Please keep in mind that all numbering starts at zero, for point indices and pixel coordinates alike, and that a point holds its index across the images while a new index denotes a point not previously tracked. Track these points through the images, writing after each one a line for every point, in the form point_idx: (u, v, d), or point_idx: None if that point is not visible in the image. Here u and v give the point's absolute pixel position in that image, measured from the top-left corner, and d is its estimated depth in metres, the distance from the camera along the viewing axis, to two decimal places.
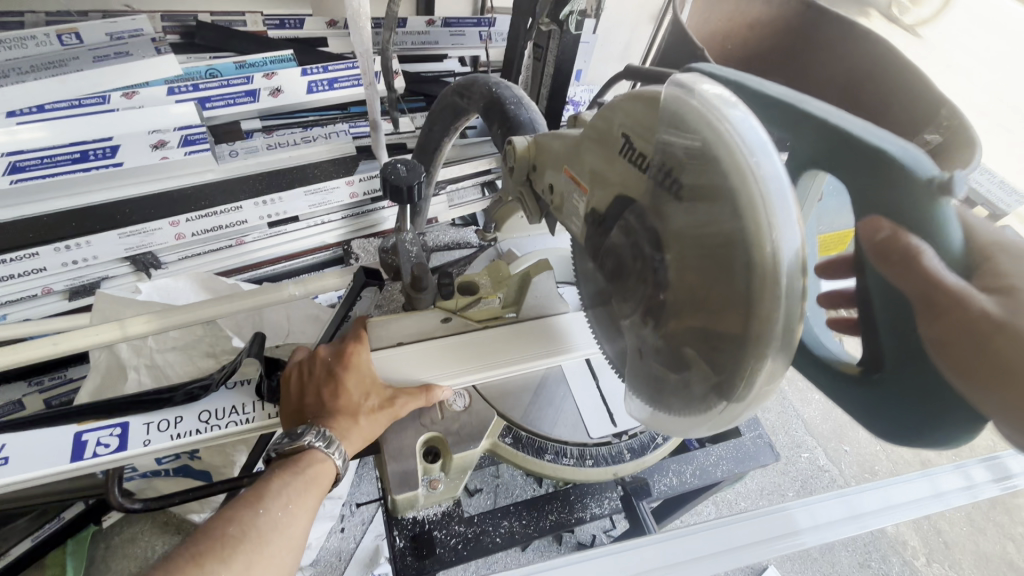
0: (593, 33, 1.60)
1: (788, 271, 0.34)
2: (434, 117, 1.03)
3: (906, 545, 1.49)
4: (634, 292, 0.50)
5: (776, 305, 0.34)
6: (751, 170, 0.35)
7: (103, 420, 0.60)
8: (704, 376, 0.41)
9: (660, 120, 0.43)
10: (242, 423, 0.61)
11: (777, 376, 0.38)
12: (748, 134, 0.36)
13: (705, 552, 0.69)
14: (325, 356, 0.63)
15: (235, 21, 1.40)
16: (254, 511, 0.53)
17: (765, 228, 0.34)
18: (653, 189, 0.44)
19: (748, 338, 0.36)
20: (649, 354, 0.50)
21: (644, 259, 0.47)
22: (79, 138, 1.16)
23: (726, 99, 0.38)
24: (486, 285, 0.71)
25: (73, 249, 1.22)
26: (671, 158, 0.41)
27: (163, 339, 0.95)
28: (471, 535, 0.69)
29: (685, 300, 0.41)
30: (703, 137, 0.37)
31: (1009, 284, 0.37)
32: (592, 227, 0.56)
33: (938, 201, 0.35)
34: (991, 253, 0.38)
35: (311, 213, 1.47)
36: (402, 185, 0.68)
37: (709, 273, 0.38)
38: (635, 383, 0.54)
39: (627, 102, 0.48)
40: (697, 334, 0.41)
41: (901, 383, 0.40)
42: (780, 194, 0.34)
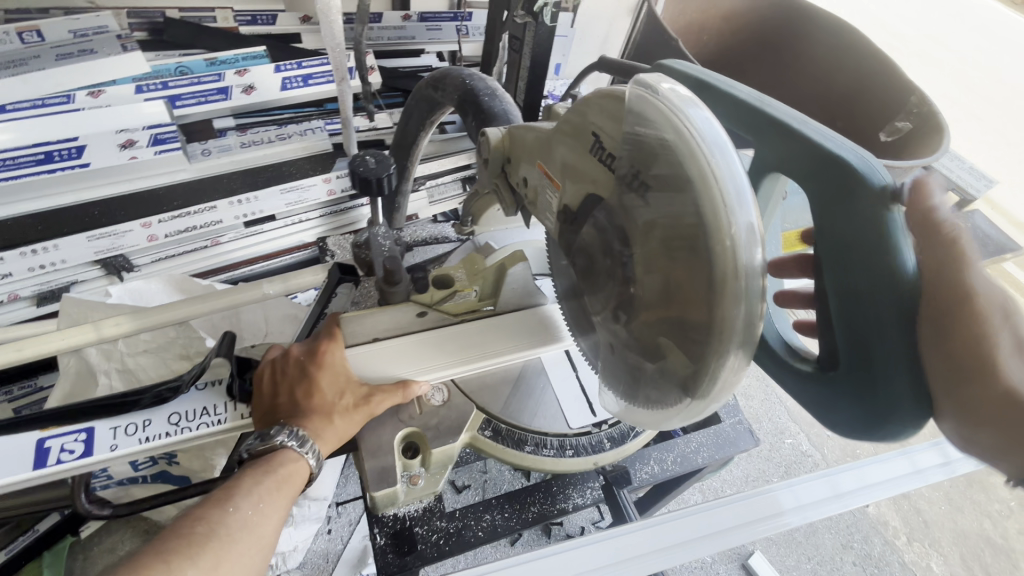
0: (570, 27, 1.61)
1: (748, 267, 0.35)
2: (409, 110, 1.01)
3: (887, 526, 1.54)
4: (603, 289, 0.50)
5: (737, 301, 0.35)
6: (711, 170, 0.36)
7: (66, 425, 0.58)
8: (676, 369, 0.42)
9: (625, 118, 0.43)
10: (213, 424, 0.59)
11: (742, 369, 0.39)
12: (707, 134, 0.37)
13: (690, 538, 0.69)
14: (298, 355, 0.62)
15: (206, 17, 1.38)
16: (223, 510, 0.52)
17: (727, 225, 0.35)
18: (620, 186, 0.44)
19: (714, 333, 0.36)
20: (620, 349, 0.50)
21: (613, 255, 0.47)
22: (43, 139, 1.11)
23: (689, 100, 0.39)
24: (461, 278, 0.71)
25: (40, 253, 1.18)
26: (636, 159, 0.42)
27: (134, 342, 0.93)
28: (452, 530, 0.68)
29: (654, 296, 0.42)
30: (668, 139, 0.38)
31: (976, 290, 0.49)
32: (563, 224, 0.56)
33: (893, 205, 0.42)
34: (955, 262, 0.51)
35: (287, 212, 1.45)
36: (371, 178, 0.67)
37: (676, 270, 0.38)
38: (611, 378, 0.54)
39: (593, 100, 0.48)
40: (669, 331, 0.41)
41: (854, 375, 0.45)
42: (739, 193, 0.35)
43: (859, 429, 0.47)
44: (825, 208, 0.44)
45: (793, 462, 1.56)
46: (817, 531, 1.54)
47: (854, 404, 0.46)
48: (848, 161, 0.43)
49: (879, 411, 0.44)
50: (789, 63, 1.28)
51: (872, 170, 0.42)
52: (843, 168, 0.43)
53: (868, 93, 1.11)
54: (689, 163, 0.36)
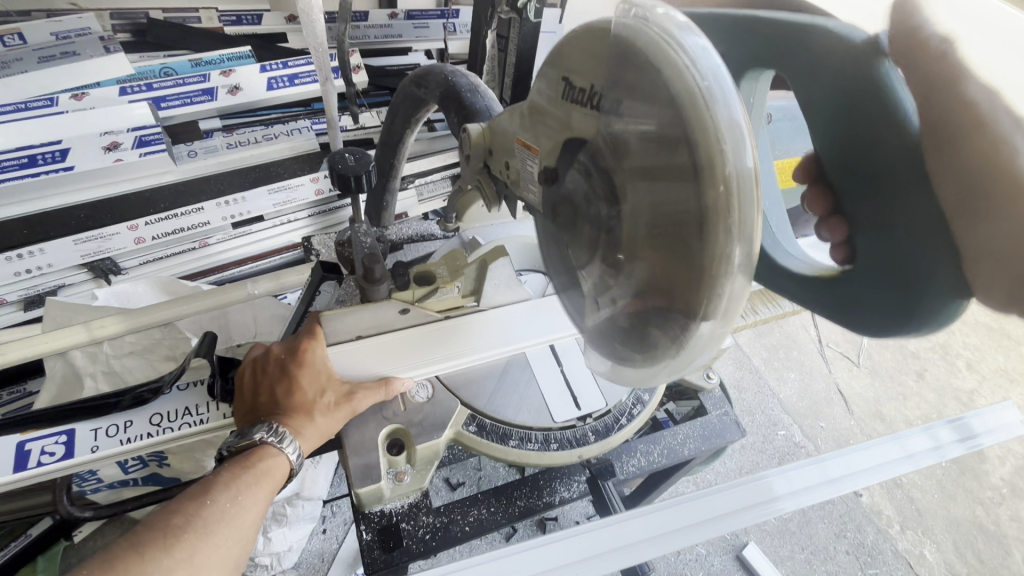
0: (557, 24, 1.62)
1: (742, 200, 0.32)
2: (394, 108, 1.00)
3: (881, 514, 1.55)
4: (589, 239, 0.49)
5: (727, 233, 0.32)
6: (700, 93, 0.32)
7: (47, 428, 0.58)
8: (669, 318, 0.39)
9: (609, 51, 0.39)
10: (195, 425, 0.59)
11: (734, 314, 0.37)
12: (700, 61, 0.33)
13: (680, 525, 0.70)
14: (279, 354, 0.62)
15: (190, 17, 1.38)
16: (200, 503, 0.52)
17: (718, 156, 0.31)
18: (607, 128, 0.42)
19: (700, 270, 0.34)
20: (609, 299, 0.48)
21: (603, 207, 0.45)
22: (25, 142, 1.10)
23: (678, 22, 0.35)
24: (443, 275, 0.70)
25: (26, 257, 1.19)
26: (622, 96, 0.39)
27: (119, 344, 0.93)
28: (439, 526, 0.69)
29: (640, 249, 0.40)
30: (653, 62, 0.34)
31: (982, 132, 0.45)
32: (548, 188, 0.55)
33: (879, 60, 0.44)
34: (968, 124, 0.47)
35: (277, 212, 1.45)
36: (349, 176, 0.67)
37: (668, 205, 0.36)
38: (597, 338, 0.52)
39: (576, 36, 0.44)
40: (662, 272, 0.38)
41: (878, 253, 0.46)
42: (731, 118, 0.31)
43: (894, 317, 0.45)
44: (825, 81, 0.46)
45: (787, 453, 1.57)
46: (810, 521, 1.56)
47: (883, 283, 0.46)
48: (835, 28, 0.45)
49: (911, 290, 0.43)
50: None
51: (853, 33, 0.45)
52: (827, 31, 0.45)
53: None
54: (678, 90, 0.33)
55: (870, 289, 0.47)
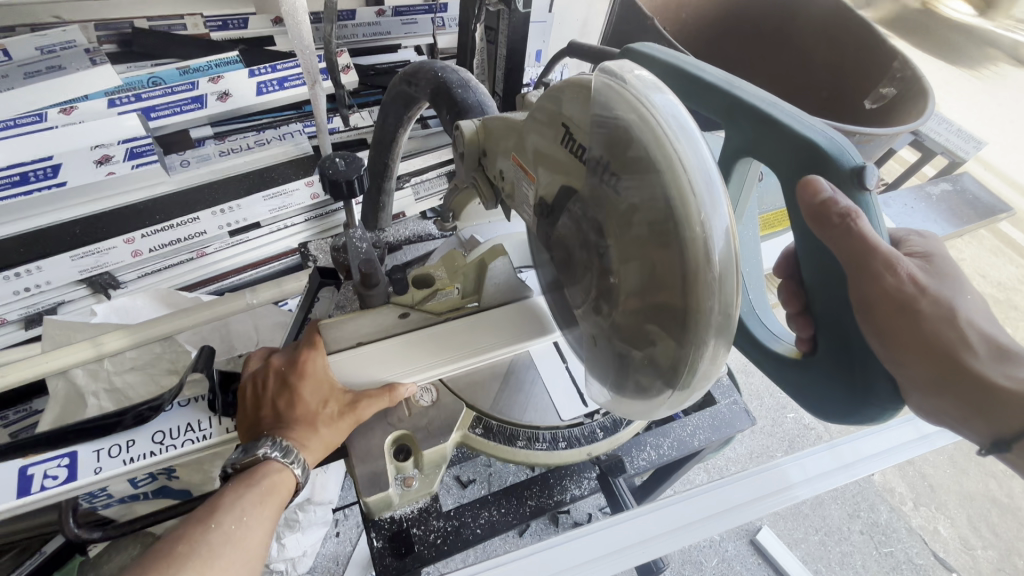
0: (547, 12, 1.56)
1: (720, 259, 0.35)
2: (385, 108, 0.99)
3: (894, 492, 1.59)
4: (581, 276, 0.49)
5: (709, 289, 0.35)
6: (678, 158, 0.35)
7: (48, 451, 0.57)
8: (663, 357, 0.40)
9: (591, 106, 0.41)
10: (198, 441, 0.58)
11: (721, 357, 0.39)
12: (672, 121, 0.36)
13: (695, 518, 0.69)
14: (279, 365, 0.61)
15: (175, 25, 1.36)
16: (205, 527, 0.53)
17: (696, 219, 0.34)
18: (590, 176, 0.43)
19: (690, 320, 0.36)
20: (605, 341, 0.48)
21: (590, 246, 0.46)
22: (16, 160, 1.11)
23: (653, 85, 0.39)
24: (442, 276, 0.69)
25: (24, 275, 1.17)
26: (602, 156, 0.40)
27: (120, 360, 0.91)
28: (450, 529, 0.68)
29: (633, 280, 0.40)
30: (633, 126, 0.37)
31: (925, 254, 0.55)
32: (540, 212, 0.54)
33: (856, 191, 0.44)
34: (931, 257, 0.55)
35: (272, 218, 1.44)
36: (340, 180, 0.65)
37: (652, 262, 0.38)
38: (597, 369, 0.52)
39: (564, 91, 0.46)
40: (655, 323, 0.40)
41: (835, 357, 0.50)
42: (708, 183, 0.35)
43: (844, 407, 0.50)
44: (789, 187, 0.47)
45: (797, 436, 1.57)
46: (824, 503, 1.57)
47: (833, 384, 0.50)
48: (818, 143, 0.43)
49: (859, 392, 0.48)
50: (766, 30, 1.35)
51: (844, 153, 0.43)
52: (811, 152, 0.44)
53: (847, 55, 1.19)
54: (655, 151, 0.35)
55: (822, 384, 0.51)
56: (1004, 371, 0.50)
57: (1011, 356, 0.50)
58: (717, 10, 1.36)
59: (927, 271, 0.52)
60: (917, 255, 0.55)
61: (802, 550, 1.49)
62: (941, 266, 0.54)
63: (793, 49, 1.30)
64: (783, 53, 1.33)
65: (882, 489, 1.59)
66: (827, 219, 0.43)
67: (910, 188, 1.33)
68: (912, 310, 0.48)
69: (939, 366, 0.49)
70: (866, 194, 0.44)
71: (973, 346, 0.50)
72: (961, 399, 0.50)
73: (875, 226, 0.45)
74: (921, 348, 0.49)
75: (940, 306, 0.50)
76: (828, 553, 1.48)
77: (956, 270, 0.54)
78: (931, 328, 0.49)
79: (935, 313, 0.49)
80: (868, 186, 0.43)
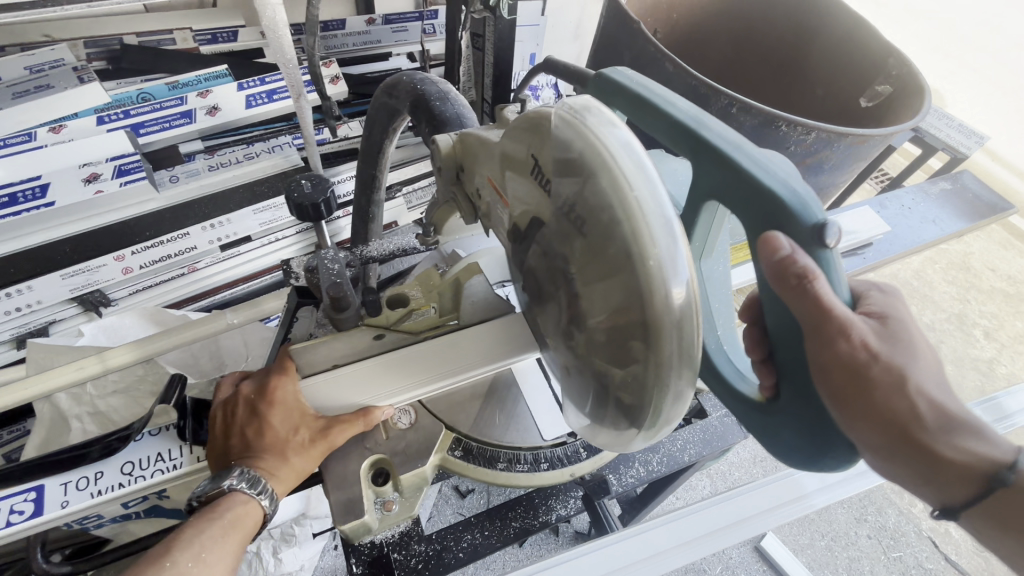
0: (539, 16, 1.50)
1: (680, 306, 0.35)
2: (371, 121, 0.98)
3: (903, 494, 1.56)
4: (550, 306, 0.49)
5: (670, 334, 0.35)
6: (636, 203, 0.35)
7: (14, 486, 0.57)
8: (634, 391, 0.40)
9: (553, 142, 0.41)
10: (168, 471, 0.58)
11: (686, 396, 0.39)
12: (630, 163, 0.36)
13: (708, 531, 0.77)
14: (248, 394, 0.60)
15: (164, 39, 1.36)
16: (160, 566, 0.51)
17: (653, 265, 0.34)
18: (555, 211, 0.42)
19: (652, 359, 0.36)
20: (577, 370, 0.47)
21: (557, 279, 0.45)
22: (5, 181, 1.11)
23: (612, 124, 0.38)
24: (418, 296, 0.68)
25: (15, 295, 1.17)
26: (565, 193, 0.40)
27: (102, 383, 0.92)
28: (432, 553, 0.66)
29: (600, 314, 0.40)
30: (591, 169, 0.37)
31: (881, 313, 0.44)
32: (513, 238, 0.53)
33: (817, 248, 0.38)
34: (886, 317, 0.44)
35: (263, 231, 1.44)
36: (307, 204, 0.64)
37: (616, 304, 0.38)
38: (570, 399, 0.51)
39: (530, 122, 0.45)
40: (622, 362, 0.40)
41: (799, 411, 0.43)
42: (667, 229, 0.34)
43: (804, 459, 0.44)
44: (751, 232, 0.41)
45: None
46: (830, 507, 1.54)
47: (793, 438, 0.44)
48: (781, 198, 0.38)
49: (821, 451, 0.42)
50: (755, 30, 1.32)
51: (806, 209, 0.38)
52: (775, 205, 0.38)
53: (838, 58, 1.18)
54: (614, 197, 0.35)
55: (785, 436, 0.45)
56: (954, 443, 0.43)
57: (963, 427, 0.44)
58: (707, 10, 1.33)
59: (883, 335, 0.43)
60: (872, 316, 0.44)
61: (808, 557, 1.46)
62: (896, 331, 0.44)
63: (784, 50, 1.28)
64: (774, 55, 1.31)
65: (890, 491, 1.56)
66: (785, 278, 0.38)
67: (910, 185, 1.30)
68: (868, 381, 0.41)
69: (897, 444, 0.42)
70: (825, 250, 0.38)
71: (927, 418, 0.43)
72: (909, 471, 0.44)
73: (833, 286, 0.40)
74: (882, 422, 0.41)
75: (895, 375, 0.42)
76: (834, 559, 1.45)
77: (910, 331, 0.44)
78: (888, 402, 0.41)
79: (891, 385, 0.42)
80: (829, 243, 0.37)
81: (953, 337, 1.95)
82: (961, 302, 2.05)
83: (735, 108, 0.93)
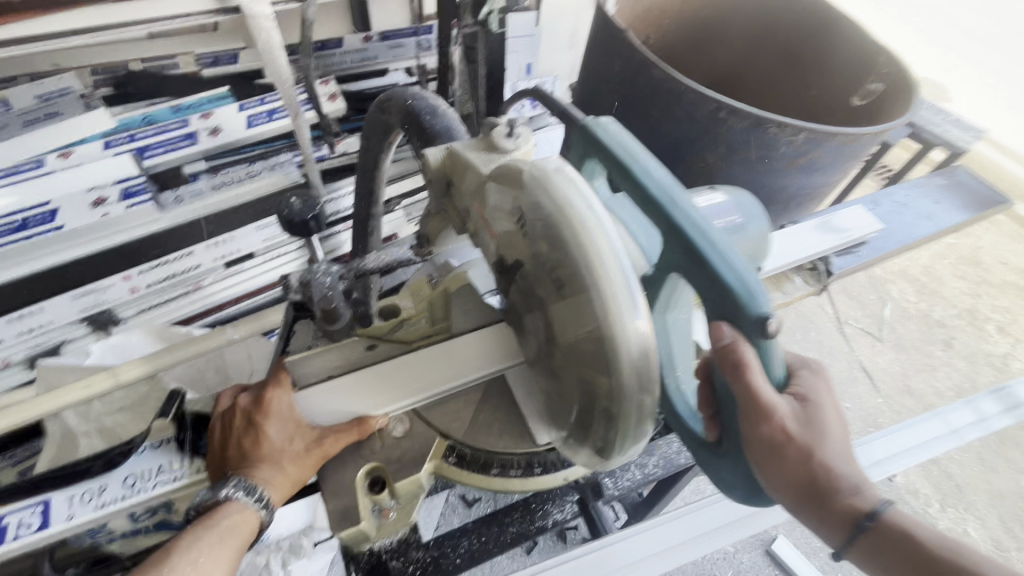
0: (534, 26, 1.49)
1: (635, 345, 0.42)
2: (366, 136, 1.00)
3: (917, 494, 1.52)
4: (534, 335, 0.57)
5: (627, 366, 0.42)
6: (596, 261, 0.42)
7: (23, 500, 0.59)
8: (600, 410, 0.47)
9: (527, 198, 0.48)
10: (170, 482, 0.60)
11: (649, 416, 0.46)
12: (595, 224, 0.43)
13: (714, 527, 0.77)
14: (245, 405, 0.61)
15: (168, 65, 1.34)
16: (159, 568, 0.55)
17: (612, 312, 0.41)
18: (533, 257, 0.49)
19: (614, 388, 0.43)
20: (556, 391, 0.55)
21: (539, 314, 0.53)
22: (17, 208, 1.16)
23: (580, 189, 0.45)
24: (408, 306, 0.69)
25: (27, 317, 1.24)
26: (542, 242, 0.47)
27: (109, 401, 0.94)
28: (430, 559, 0.68)
29: (573, 346, 0.47)
30: (561, 228, 0.44)
31: (806, 395, 0.47)
32: (498, 269, 0.59)
33: (760, 337, 0.43)
34: (809, 398, 0.47)
35: (266, 247, 1.48)
36: (297, 221, 0.66)
37: (584, 339, 0.45)
38: (552, 418, 0.59)
39: (512, 172, 0.51)
40: (591, 387, 0.47)
41: (736, 464, 0.48)
42: (626, 284, 0.42)
43: (739, 500, 0.49)
44: (705, 304, 0.46)
45: None
46: None
47: (735, 481, 0.49)
48: (732, 288, 0.43)
49: (756, 498, 0.47)
50: (749, 34, 1.31)
51: (753, 300, 0.43)
52: (725, 291, 0.43)
53: (835, 56, 1.17)
54: (578, 254, 0.43)
55: (724, 477, 0.50)
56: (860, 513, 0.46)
57: (874, 507, 0.46)
58: (700, 17, 1.33)
59: (806, 416, 0.45)
60: (795, 397, 0.47)
61: (821, 560, 1.44)
62: (817, 412, 0.46)
63: (780, 50, 1.27)
64: (770, 57, 1.30)
65: (905, 491, 1.53)
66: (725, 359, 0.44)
67: (907, 181, 1.30)
68: (786, 457, 0.44)
69: (805, 508, 0.45)
70: (769, 339, 0.43)
71: (834, 488, 0.45)
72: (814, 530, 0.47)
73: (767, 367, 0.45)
74: (796, 489, 0.45)
75: (810, 455, 0.44)
76: (847, 561, 1.44)
77: (832, 412, 0.47)
78: (800, 476, 0.44)
79: (807, 463, 0.44)
80: (769, 333, 0.43)
81: (965, 332, 1.93)
82: (972, 297, 2.03)
83: (724, 112, 0.94)
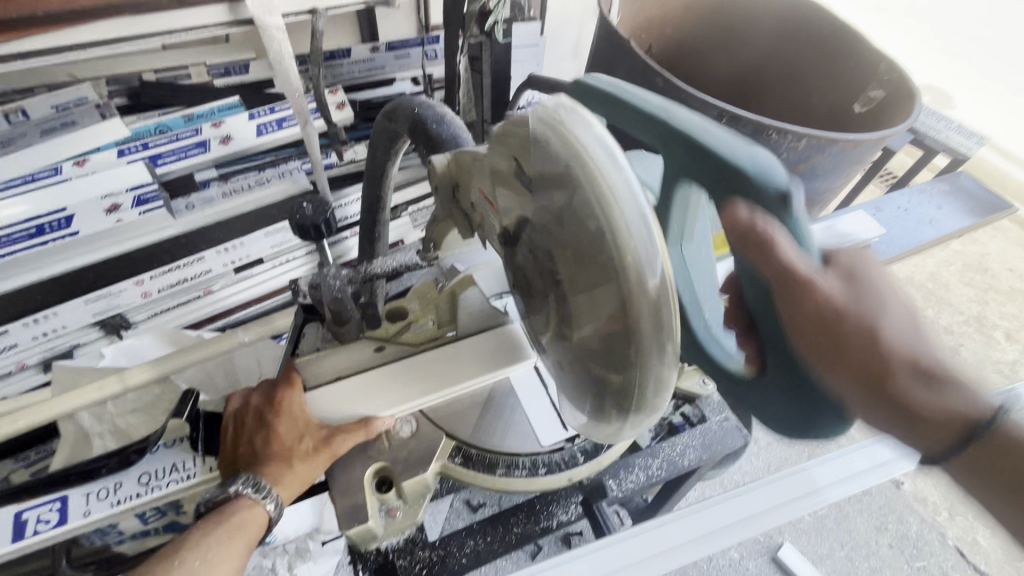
0: (538, 36, 1.52)
1: (656, 282, 0.39)
2: (373, 143, 1.03)
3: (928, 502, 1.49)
4: (546, 299, 0.55)
5: (649, 312, 0.40)
6: (610, 192, 0.39)
7: (42, 496, 0.61)
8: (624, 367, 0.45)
9: (535, 144, 0.45)
10: (183, 480, 0.62)
11: (673, 369, 0.44)
12: (605, 157, 0.40)
13: (714, 529, 0.72)
14: (258, 404, 0.64)
15: (180, 75, 1.42)
16: (171, 561, 0.57)
17: (629, 248, 0.39)
18: (544, 210, 0.48)
19: (636, 338, 0.42)
20: (575, 355, 0.53)
21: (552, 273, 0.51)
22: (33, 214, 1.18)
23: (586, 118, 0.42)
24: (416, 309, 0.71)
25: (42, 321, 1.26)
26: (553, 188, 0.45)
27: (122, 403, 0.96)
28: (436, 559, 0.69)
29: (592, 301, 0.45)
30: (569, 163, 0.41)
31: (855, 270, 0.40)
32: (505, 242, 0.58)
33: (784, 209, 0.37)
34: (860, 271, 0.40)
35: (275, 253, 1.50)
36: (308, 225, 0.69)
37: (602, 285, 0.43)
38: (573, 386, 0.57)
39: (517, 126, 0.50)
40: (613, 342, 0.44)
41: (783, 379, 0.43)
42: (641, 214, 0.39)
43: (794, 428, 0.44)
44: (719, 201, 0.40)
45: None
46: (850, 517, 1.49)
47: (782, 409, 0.44)
48: (742, 167, 0.37)
49: (808, 420, 0.42)
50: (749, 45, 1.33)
51: (768, 175, 0.37)
52: (737, 175, 0.37)
53: (836, 63, 1.19)
54: (592, 190, 0.40)
55: (772, 407, 0.45)
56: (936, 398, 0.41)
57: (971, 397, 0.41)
58: (701, 25, 1.34)
59: (859, 294, 0.39)
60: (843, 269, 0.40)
61: (828, 567, 1.43)
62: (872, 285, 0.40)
63: (781, 58, 1.29)
64: (771, 66, 1.32)
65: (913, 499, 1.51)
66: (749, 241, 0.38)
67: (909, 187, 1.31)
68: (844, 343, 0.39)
69: (879, 405, 0.40)
70: (796, 213, 0.37)
71: (906, 371, 0.40)
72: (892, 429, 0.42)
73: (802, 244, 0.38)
74: (863, 383, 0.39)
75: (871, 334, 0.39)
76: (854, 569, 1.43)
77: (888, 284, 0.41)
78: (866, 365, 0.39)
79: (869, 347, 0.39)
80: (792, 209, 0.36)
81: (973, 339, 1.91)
82: (979, 303, 2.02)
83: (725, 118, 0.95)
